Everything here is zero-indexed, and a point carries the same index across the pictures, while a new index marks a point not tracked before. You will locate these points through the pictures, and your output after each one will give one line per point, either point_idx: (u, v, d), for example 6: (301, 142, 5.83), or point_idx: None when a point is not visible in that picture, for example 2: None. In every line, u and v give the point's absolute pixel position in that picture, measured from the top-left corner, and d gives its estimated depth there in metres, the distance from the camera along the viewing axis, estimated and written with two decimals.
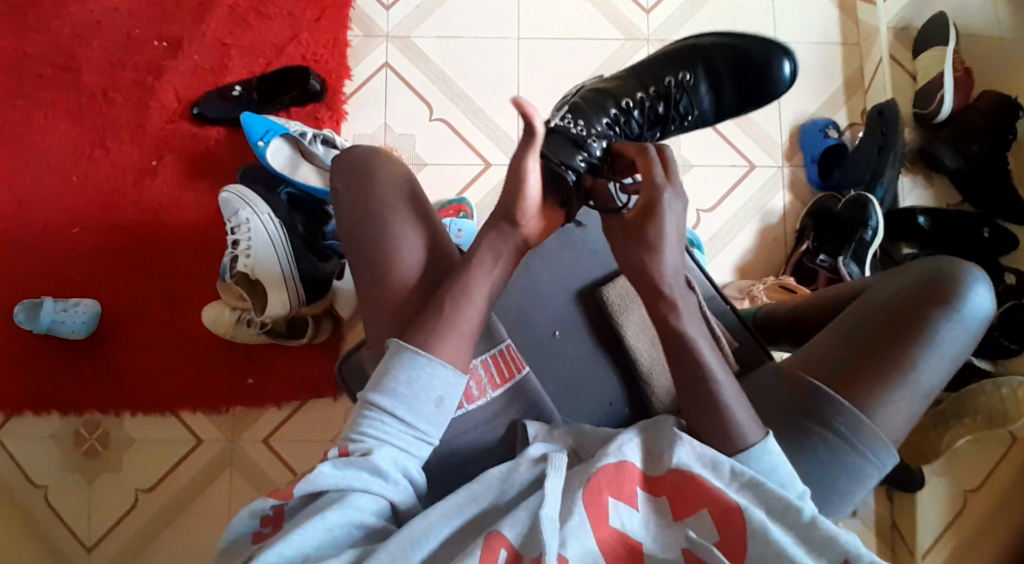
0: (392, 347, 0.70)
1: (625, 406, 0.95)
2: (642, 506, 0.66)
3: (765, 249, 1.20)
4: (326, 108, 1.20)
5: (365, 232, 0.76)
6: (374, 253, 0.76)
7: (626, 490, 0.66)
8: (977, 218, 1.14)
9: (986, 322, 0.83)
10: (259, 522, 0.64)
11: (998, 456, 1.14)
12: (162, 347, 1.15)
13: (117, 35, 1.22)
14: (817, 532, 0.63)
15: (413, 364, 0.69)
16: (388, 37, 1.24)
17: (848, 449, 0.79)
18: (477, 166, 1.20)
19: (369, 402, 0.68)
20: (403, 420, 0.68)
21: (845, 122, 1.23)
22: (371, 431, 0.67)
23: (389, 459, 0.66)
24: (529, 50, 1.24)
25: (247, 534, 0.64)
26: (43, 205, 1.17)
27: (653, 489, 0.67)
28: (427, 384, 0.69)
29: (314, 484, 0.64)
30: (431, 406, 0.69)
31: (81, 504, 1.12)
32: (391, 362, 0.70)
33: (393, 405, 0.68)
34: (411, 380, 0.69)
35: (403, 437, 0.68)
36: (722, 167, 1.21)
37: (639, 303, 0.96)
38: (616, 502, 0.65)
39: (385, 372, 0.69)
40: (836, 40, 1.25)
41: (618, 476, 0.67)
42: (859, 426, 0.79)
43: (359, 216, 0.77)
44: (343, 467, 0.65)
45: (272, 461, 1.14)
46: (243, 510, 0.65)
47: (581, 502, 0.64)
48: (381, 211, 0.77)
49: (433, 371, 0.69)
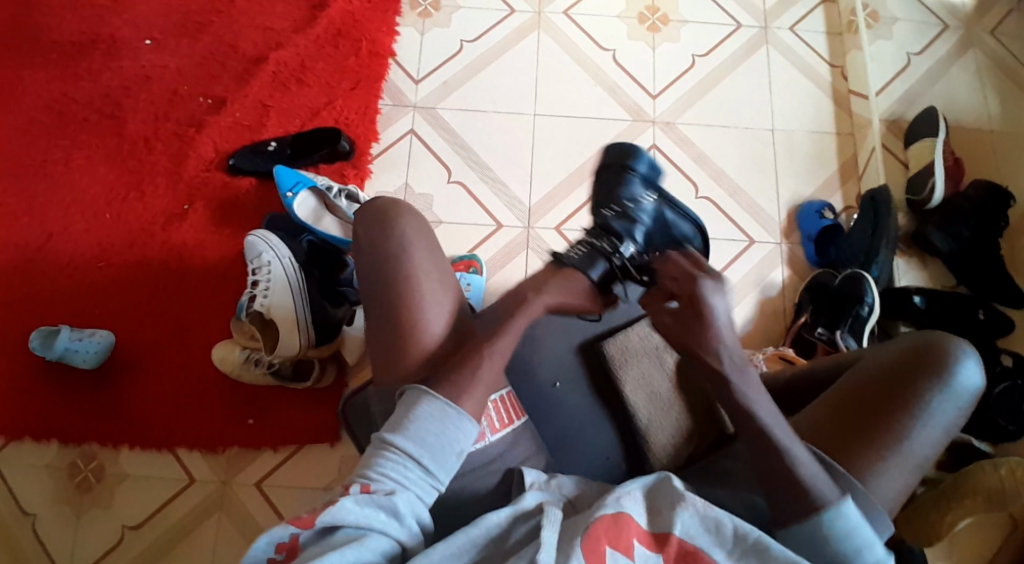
0: (420, 397, 0.73)
1: (622, 461, 0.91)
2: (638, 558, 0.67)
3: (764, 321, 1.23)
4: (352, 167, 1.28)
5: (385, 290, 0.79)
6: (387, 289, 0.79)
7: (624, 541, 0.67)
8: (972, 301, 1.17)
9: (977, 396, 0.83)
10: (274, 547, 0.62)
11: (1001, 541, 1.12)
12: (168, 383, 1.17)
13: (166, 91, 1.33)
14: None
15: (444, 417, 0.72)
16: (415, 107, 1.34)
17: None
18: (489, 227, 1.26)
19: (392, 444, 0.70)
20: (424, 467, 0.70)
21: (839, 205, 1.30)
22: (392, 474, 0.69)
23: (407, 503, 0.67)
24: (544, 124, 1.33)
25: (260, 559, 0.62)
26: (75, 239, 1.24)
27: (655, 544, 0.68)
28: (454, 437, 0.72)
29: (334, 517, 0.63)
30: (451, 457, 0.72)
31: (67, 536, 1.11)
32: (420, 411, 0.72)
33: (418, 453, 0.70)
34: (441, 432, 0.72)
35: (419, 485, 0.69)
36: (723, 240, 1.27)
37: (642, 359, 0.93)
38: (613, 552, 0.66)
39: (409, 416, 0.72)
40: (830, 130, 1.35)
41: (616, 526, 0.68)
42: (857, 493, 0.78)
43: (376, 257, 0.81)
44: (364, 504, 0.65)
45: (268, 512, 1.13)
46: (263, 534, 0.62)
47: (581, 549, 0.65)
48: (401, 261, 0.80)
49: (461, 425, 0.73)
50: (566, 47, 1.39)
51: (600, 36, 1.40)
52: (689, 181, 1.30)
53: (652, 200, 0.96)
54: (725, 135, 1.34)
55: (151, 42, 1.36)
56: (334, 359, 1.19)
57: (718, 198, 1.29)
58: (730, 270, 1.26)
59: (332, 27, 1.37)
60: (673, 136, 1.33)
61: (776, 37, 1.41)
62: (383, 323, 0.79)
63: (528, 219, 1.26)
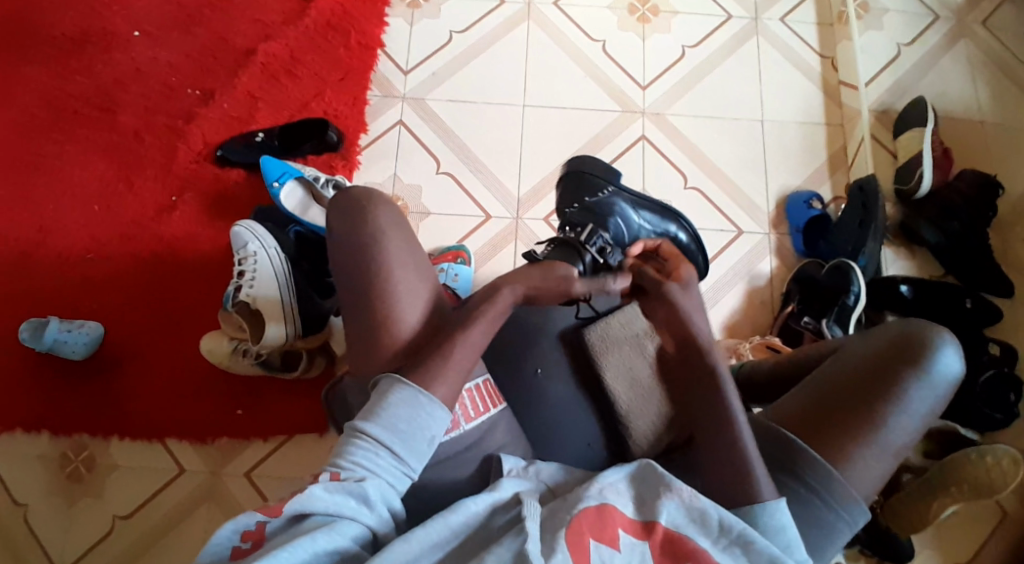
0: (392, 385, 0.74)
1: (603, 448, 0.92)
2: (623, 547, 0.68)
3: (752, 311, 1.23)
4: (341, 158, 1.28)
5: (362, 281, 0.79)
6: (366, 279, 0.79)
7: (608, 533, 0.68)
8: (959, 290, 1.17)
9: (957, 386, 0.84)
10: (239, 536, 0.63)
11: (990, 530, 1.13)
12: (157, 374, 1.18)
13: (155, 83, 1.33)
14: None
15: (414, 403, 0.73)
16: (404, 98, 1.34)
17: (823, 505, 0.79)
18: (478, 218, 1.26)
19: (362, 432, 0.71)
20: (396, 454, 0.71)
21: (828, 195, 1.30)
22: (363, 462, 0.69)
23: (379, 490, 0.68)
24: (533, 114, 1.33)
25: (225, 548, 0.63)
26: (64, 231, 1.24)
27: (641, 533, 0.69)
28: (425, 424, 0.73)
29: (303, 504, 0.64)
30: (423, 443, 0.73)
31: (57, 527, 1.11)
32: (390, 398, 0.73)
33: (390, 440, 0.71)
34: (413, 419, 0.73)
35: (392, 472, 0.70)
36: (711, 230, 1.27)
37: (623, 346, 0.94)
38: (598, 544, 0.67)
39: (381, 403, 0.73)
40: (820, 120, 1.34)
41: (601, 519, 0.69)
42: (831, 481, 0.79)
43: (350, 248, 0.81)
44: (334, 491, 0.66)
45: (253, 498, 1.14)
46: (229, 522, 0.63)
47: (565, 542, 0.66)
48: (375, 250, 0.80)
49: (432, 411, 0.74)
50: (557, 38, 1.39)
51: (590, 26, 1.40)
52: (678, 172, 1.30)
53: (610, 192, 1.08)
54: (716, 126, 1.34)
55: (140, 34, 1.36)
56: (324, 351, 1.18)
57: (707, 188, 1.30)
58: (719, 260, 1.26)
59: (321, 19, 1.37)
60: (664, 127, 1.33)
61: (767, 28, 1.41)
62: (362, 311, 0.79)
63: (516, 210, 1.27)
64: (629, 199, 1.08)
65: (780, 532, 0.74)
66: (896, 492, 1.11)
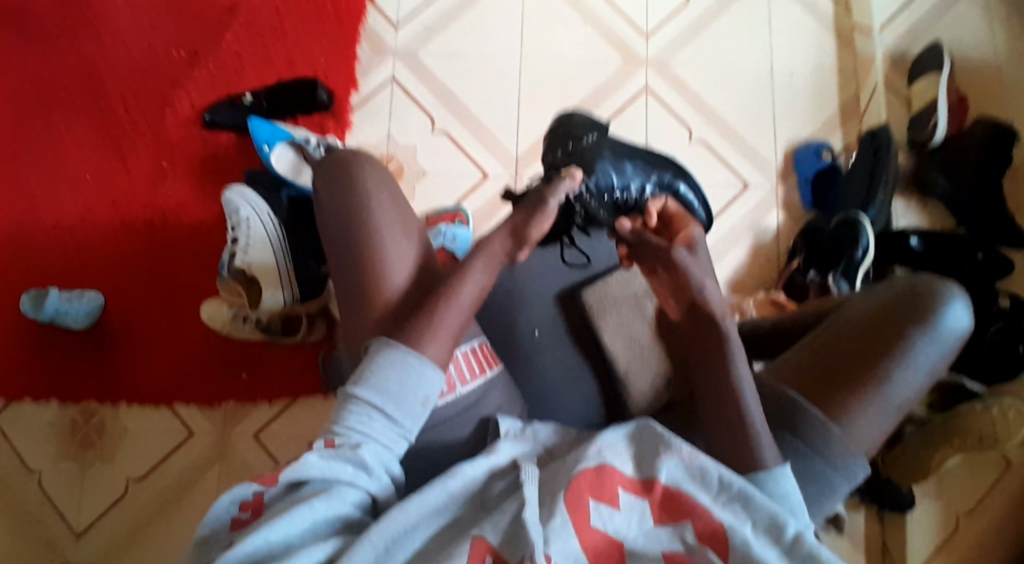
0: (380, 346, 0.73)
1: (601, 407, 0.92)
2: (622, 506, 0.68)
3: (758, 266, 1.21)
4: (333, 118, 1.25)
5: (350, 255, 0.78)
6: (355, 253, 0.77)
7: (608, 492, 0.68)
8: (972, 242, 1.14)
9: (963, 341, 0.84)
10: (238, 507, 0.65)
11: (994, 479, 1.13)
12: (159, 342, 1.18)
13: (140, 45, 1.29)
14: (801, 549, 0.66)
15: (404, 364, 0.71)
16: (395, 53, 1.30)
17: (822, 462, 0.78)
18: (475, 178, 1.24)
19: (355, 396, 0.70)
20: (389, 416, 0.70)
21: (839, 144, 1.25)
22: (357, 426, 0.69)
23: (375, 455, 0.68)
24: (530, 67, 1.28)
25: (226, 520, 0.65)
26: (59, 201, 1.23)
27: (640, 490, 0.69)
28: (417, 384, 0.72)
29: (299, 472, 0.65)
30: (416, 403, 0.72)
31: (72, 492, 1.13)
32: (380, 360, 0.72)
33: (382, 402, 0.70)
34: (403, 379, 0.71)
35: (388, 435, 0.70)
36: (717, 185, 1.24)
37: (618, 306, 0.94)
38: (597, 504, 0.67)
39: (369, 366, 0.71)
40: (830, 67, 1.29)
41: (599, 478, 0.69)
42: (832, 438, 0.78)
43: (338, 213, 0.79)
44: (330, 458, 0.66)
45: (262, 460, 1.15)
46: (226, 494, 0.65)
47: (564, 503, 0.66)
48: (361, 213, 0.78)
49: (423, 371, 0.72)
50: None
51: None
52: (681, 125, 1.26)
53: (595, 139, 1.10)
54: (719, 75, 1.29)
55: None
56: (324, 314, 1.18)
57: (712, 140, 1.26)
58: (726, 215, 1.23)
59: None
60: (666, 77, 1.29)
61: None
62: (351, 285, 0.78)
63: (514, 168, 1.24)
64: (613, 147, 1.09)
65: (786, 498, 0.73)
66: (896, 445, 1.10)
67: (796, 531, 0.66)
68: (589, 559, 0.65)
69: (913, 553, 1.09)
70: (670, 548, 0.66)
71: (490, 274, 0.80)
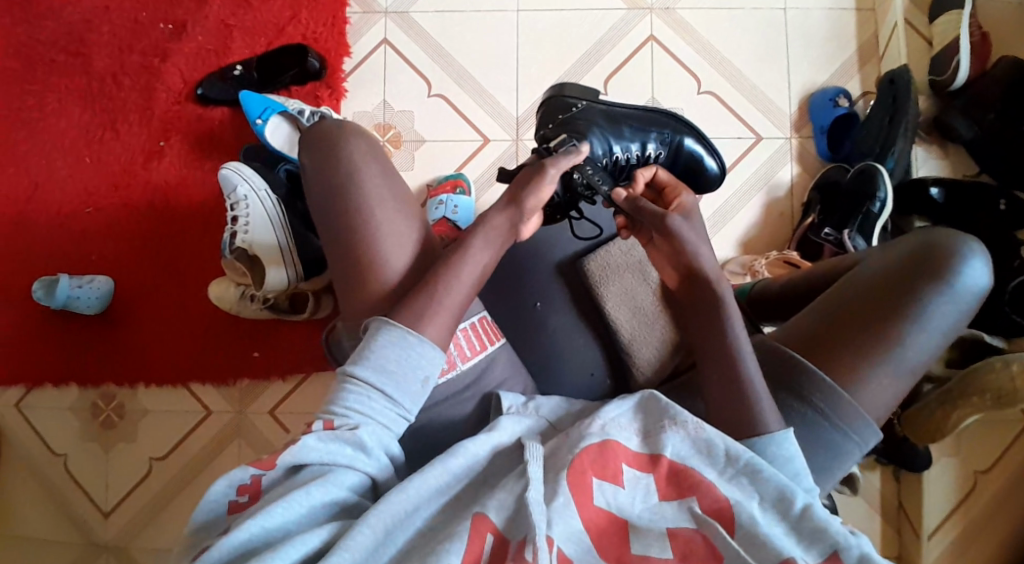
0: (377, 326, 0.71)
1: (607, 378, 0.90)
2: (627, 483, 0.67)
3: (770, 224, 1.18)
4: (326, 86, 1.21)
5: (343, 252, 0.76)
6: (347, 248, 0.76)
7: (610, 469, 0.67)
8: (993, 190, 1.09)
9: (982, 298, 0.79)
10: (236, 490, 0.65)
11: (1013, 435, 1.12)
12: (171, 324, 1.19)
13: (125, 19, 1.25)
14: (807, 521, 0.65)
15: (403, 343, 0.70)
16: (386, 13, 1.24)
17: (828, 426, 0.77)
18: (477, 142, 1.20)
19: (352, 376, 0.70)
20: (388, 396, 0.69)
21: (857, 91, 1.19)
22: (355, 408, 0.69)
23: (375, 437, 0.68)
24: (528, 22, 1.22)
25: (221, 503, 0.65)
26: (61, 186, 1.22)
27: (646, 466, 0.69)
28: (415, 364, 0.71)
29: (296, 456, 0.65)
30: (415, 382, 0.71)
31: (99, 472, 1.18)
32: (376, 340, 0.71)
33: (381, 382, 0.69)
34: (401, 359, 0.70)
35: (386, 414, 0.69)
36: (728, 138, 1.19)
37: (622, 274, 0.92)
38: (600, 482, 0.67)
39: (369, 346, 0.70)
40: (848, 5, 1.21)
41: (602, 455, 0.68)
42: (838, 402, 0.77)
43: (327, 193, 0.77)
44: (328, 441, 0.66)
45: (279, 434, 1.17)
46: (223, 479, 0.65)
47: (566, 484, 0.65)
48: (350, 191, 0.76)
49: (422, 350, 0.71)
50: None
51: None
52: (689, 77, 1.21)
53: (583, 105, 1.01)
54: (728, 20, 1.22)
55: None
56: (331, 290, 1.17)
57: (722, 91, 1.20)
58: (738, 168, 1.18)
59: None
60: (672, 25, 1.22)
61: None
62: (346, 281, 0.76)
63: (515, 130, 1.20)
64: (604, 110, 1.01)
65: (790, 461, 0.71)
66: (914, 403, 1.09)
67: (804, 502, 0.66)
68: (593, 541, 0.63)
69: (928, 510, 1.10)
70: (676, 525, 0.65)
71: (501, 252, 0.78)
